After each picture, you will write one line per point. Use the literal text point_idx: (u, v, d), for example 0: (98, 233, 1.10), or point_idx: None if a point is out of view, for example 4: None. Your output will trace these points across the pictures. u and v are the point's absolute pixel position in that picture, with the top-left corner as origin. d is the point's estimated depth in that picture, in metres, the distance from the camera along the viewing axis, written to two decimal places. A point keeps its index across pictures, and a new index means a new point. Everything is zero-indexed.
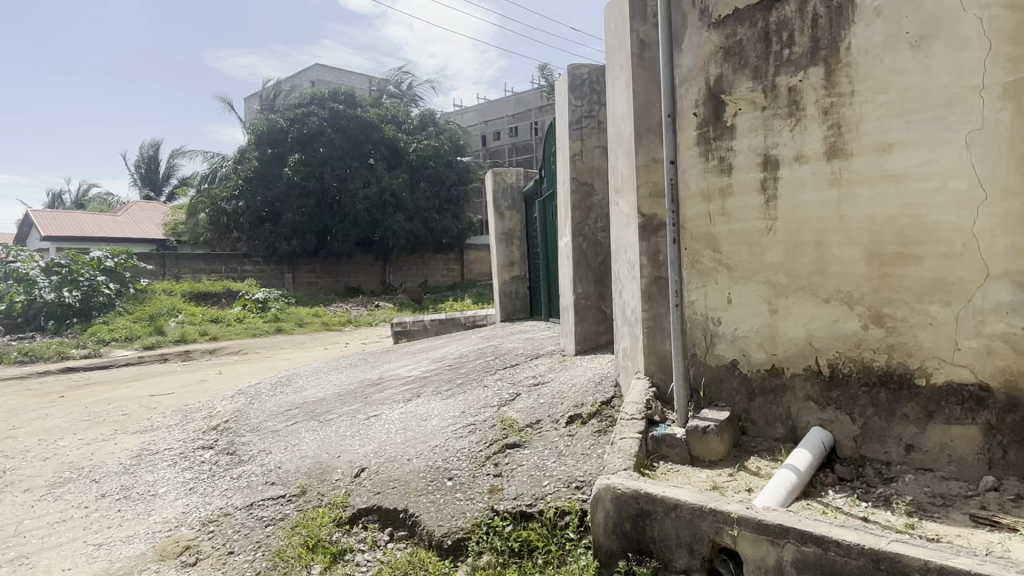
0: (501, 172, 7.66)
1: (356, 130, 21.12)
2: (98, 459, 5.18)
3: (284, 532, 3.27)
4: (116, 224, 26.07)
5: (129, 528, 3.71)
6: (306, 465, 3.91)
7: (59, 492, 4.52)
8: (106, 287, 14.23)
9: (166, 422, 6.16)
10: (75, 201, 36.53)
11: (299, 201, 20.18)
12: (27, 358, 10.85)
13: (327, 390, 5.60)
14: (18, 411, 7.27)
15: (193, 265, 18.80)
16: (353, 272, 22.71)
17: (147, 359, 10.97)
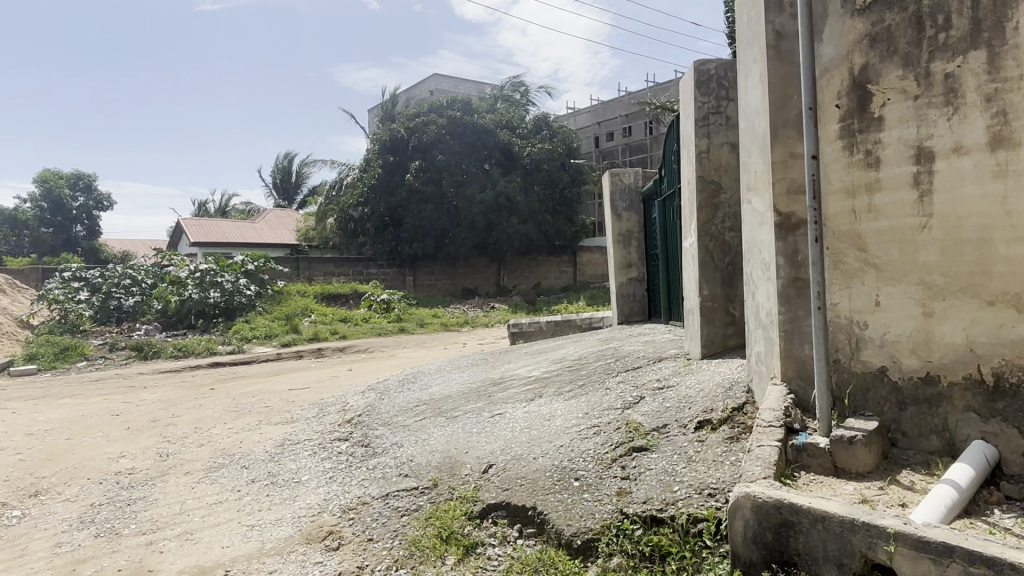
0: (619, 173, 7.56)
1: (472, 135, 21.56)
2: (247, 447, 5.61)
3: (418, 522, 3.40)
4: (255, 231, 28.13)
5: (278, 512, 4.00)
6: (437, 460, 4.04)
7: (215, 476, 4.95)
8: (247, 289, 15.40)
9: (305, 414, 6.57)
10: (220, 209, 39.81)
11: (419, 206, 20.92)
12: (182, 353, 11.93)
13: (452, 388, 5.76)
14: (177, 400, 8.01)
15: (323, 268, 19.99)
16: (469, 274, 23.28)
17: (285, 356, 11.77)
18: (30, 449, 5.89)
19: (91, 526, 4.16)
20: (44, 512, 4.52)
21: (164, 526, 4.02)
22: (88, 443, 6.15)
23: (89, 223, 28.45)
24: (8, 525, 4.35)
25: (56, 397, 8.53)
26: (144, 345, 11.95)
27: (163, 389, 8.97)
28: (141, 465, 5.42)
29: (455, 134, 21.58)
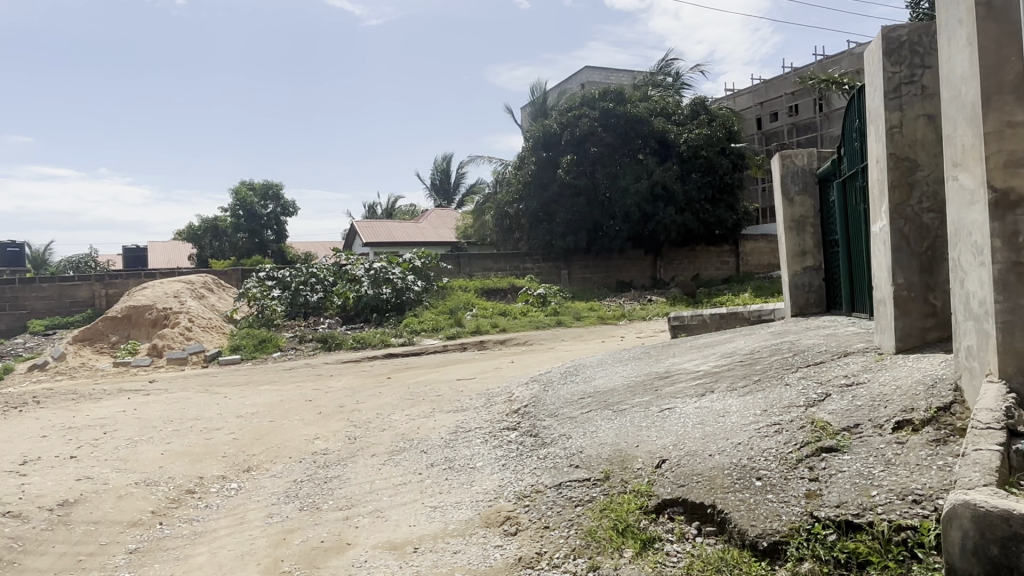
0: (791, 155, 7.13)
1: (625, 126, 21.16)
2: (423, 433, 5.95)
3: (594, 513, 3.43)
4: (419, 230, 29.75)
5: (457, 495, 4.21)
6: (607, 452, 4.04)
7: (398, 459, 5.30)
8: (415, 284, 16.32)
9: (474, 403, 6.86)
10: (387, 211, 42.49)
11: (572, 200, 20.98)
12: (360, 344, 12.90)
13: (617, 380, 5.73)
14: (359, 388, 8.68)
15: (483, 264, 20.78)
16: (625, 267, 23.04)
17: (451, 348, 12.35)
18: (241, 429, 6.65)
19: (296, 501, 4.62)
20: (256, 486, 5.09)
21: (356, 503, 4.38)
22: (288, 425, 6.85)
23: (278, 228, 31.52)
24: (228, 495, 4.95)
25: (258, 384, 9.56)
26: (328, 338, 13.07)
27: (347, 377, 9.76)
28: (333, 447, 5.94)
29: (607, 126, 21.27)
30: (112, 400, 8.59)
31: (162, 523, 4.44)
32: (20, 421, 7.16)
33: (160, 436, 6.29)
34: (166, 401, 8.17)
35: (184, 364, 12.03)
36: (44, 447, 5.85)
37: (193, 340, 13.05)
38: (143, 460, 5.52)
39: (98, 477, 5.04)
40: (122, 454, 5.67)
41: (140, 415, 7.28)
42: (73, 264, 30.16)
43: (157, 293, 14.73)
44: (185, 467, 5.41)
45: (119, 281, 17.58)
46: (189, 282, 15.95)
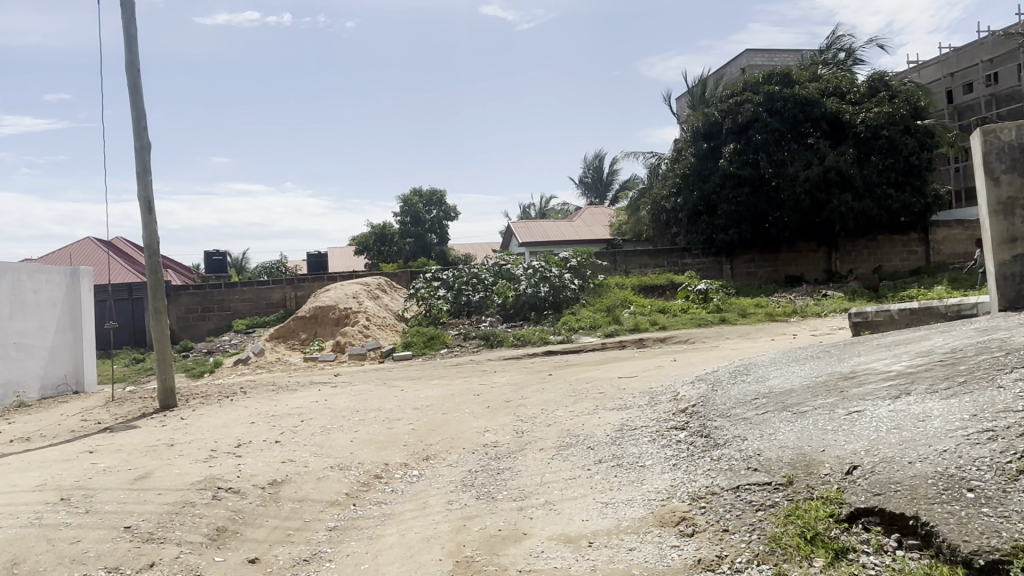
0: (994, 129, 6.35)
1: (794, 109, 19.82)
2: (589, 429, 6.00)
3: (777, 518, 3.28)
4: (574, 228, 29.91)
5: (628, 493, 4.20)
6: (789, 456, 3.83)
7: (566, 454, 5.39)
8: (571, 282, 16.47)
9: (637, 401, 6.80)
10: (541, 211, 43.19)
11: (735, 191, 20.05)
12: (520, 342, 13.23)
13: (794, 381, 5.41)
14: (523, 384, 8.93)
15: (640, 260, 20.52)
16: (795, 260, 21.71)
17: (610, 345, 12.32)
18: (418, 420, 7.10)
19: (472, 489, 4.86)
20: (435, 474, 5.42)
21: (529, 495, 4.52)
22: (459, 417, 7.21)
23: (441, 232, 33.10)
24: (410, 481, 5.31)
25: (429, 379, 10.14)
26: (490, 335, 13.54)
27: (510, 374, 10.06)
28: (503, 440, 6.16)
29: (773, 110, 20.07)
30: (305, 391, 9.50)
31: (355, 505, 4.86)
32: (233, 409, 8.13)
33: (348, 425, 6.88)
34: (350, 393, 8.90)
35: (363, 360, 13.06)
36: (254, 432, 6.61)
37: (370, 338, 14.13)
38: (335, 446, 6.06)
39: (299, 460, 5.60)
40: (317, 440, 6.27)
41: (330, 405, 7.99)
42: (266, 269, 33.67)
43: (338, 294, 16.06)
44: (371, 454, 5.87)
45: (306, 284, 19.39)
46: (365, 284, 17.23)
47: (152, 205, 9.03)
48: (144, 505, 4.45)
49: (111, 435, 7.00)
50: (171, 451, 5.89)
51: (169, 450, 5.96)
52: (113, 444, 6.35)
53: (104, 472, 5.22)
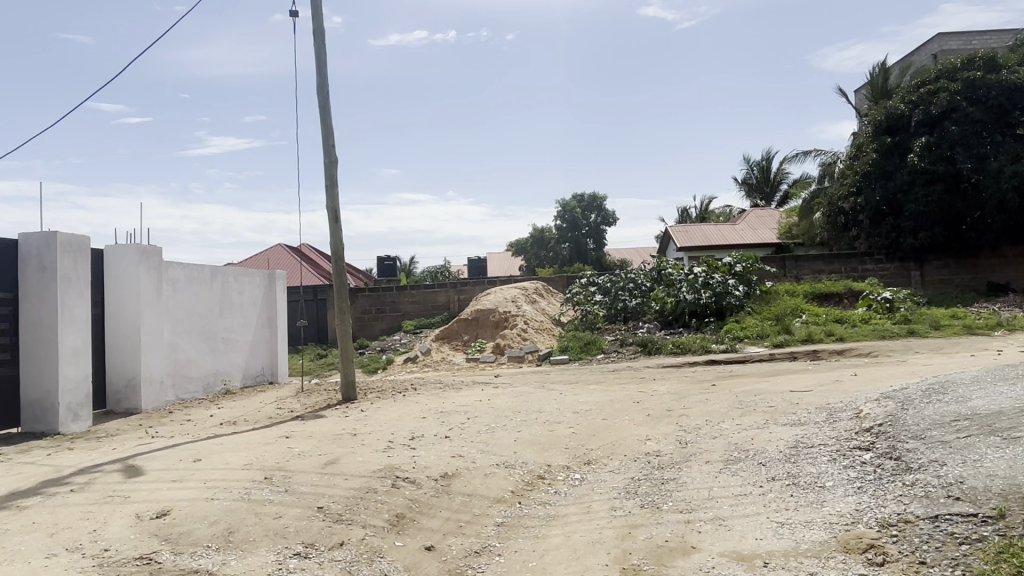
0: None
1: (998, 97, 17.64)
2: (760, 445, 5.72)
3: (987, 556, 2.97)
4: (737, 231, 28.56)
5: (807, 514, 3.96)
6: (1001, 486, 3.42)
7: (735, 468, 5.18)
8: (736, 289, 15.78)
9: (813, 418, 6.37)
10: (702, 214, 41.74)
11: (925, 190, 18.17)
12: (680, 350, 12.89)
13: (1003, 403, 4.81)
14: (684, 394, 8.69)
15: (813, 265, 19.20)
16: (998, 266, 19.35)
17: (779, 357, 11.65)
18: (579, 424, 7.15)
19: (636, 497, 4.81)
20: (598, 479, 5.43)
21: (697, 508, 4.40)
22: (620, 424, 7.17)
23: (597, 237, 33.02)
24: (574, 485, 5.37)
25: (587, 384, 10.17)
26: (648, 341, 13.31)
27: (671, 383, 9.80)
28: (666, 449, 6.04)
29: (972, 100, 17.98)
30: (469, 390, 9.90)
31: (521, 503, 5.00)
32: (405, 404, 8.66)
33: (511, 424, 7.08)
34: (512, 395, 9.14)
35: (522, 362, 13.39)
36: (425, 426, 7.01)
37: (528, 341, 14.48)
38: (500, 444, 6.27)
39: (467, 456, 5.86)
40: (483, 437, 6.51)
41: (493, 405, 8.26)
42: (431, 274, 35.51)
43: (497, 297, 16.59)
44: (534, 455, 6.00)
45: (468, 287, 20.24)
46: (524, 288, 17.62)
47: (338, 215, 9.87)
48: (332, 489, 4.88)
49: (302, 423, 7.73)
50: (353, 440, 6.40)
51: (352, 439, 6.48)
52: (305, 431, 7.02)
53: (299, 456, 5.77)
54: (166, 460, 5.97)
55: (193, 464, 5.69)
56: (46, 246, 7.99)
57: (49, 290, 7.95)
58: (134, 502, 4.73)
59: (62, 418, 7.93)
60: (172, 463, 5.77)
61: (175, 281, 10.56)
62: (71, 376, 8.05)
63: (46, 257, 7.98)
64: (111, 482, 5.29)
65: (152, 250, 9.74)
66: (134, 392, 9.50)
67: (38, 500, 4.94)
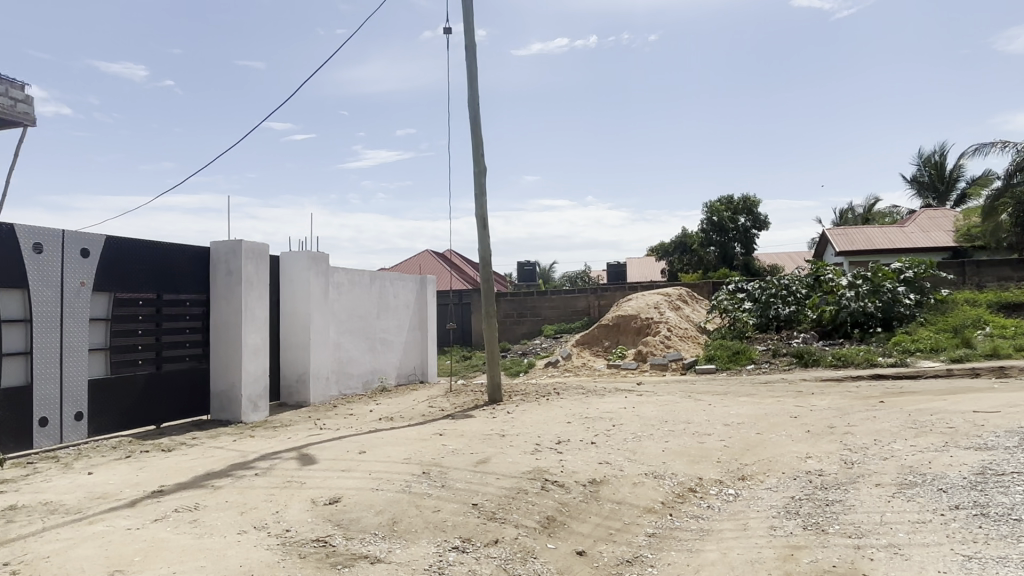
0: None
1: None
2: (939, 469, 5.22)
3: None
4: (905, 233, 26.20)
5: (1001, 549, 3.58)
6: None
7: (910, 493, 4.76)
8: (907, 299, 14.51)
9: (1004, 442, 5.72)
10: (865, 215, 38.64)
11: None
12: (841, 362, 12.04)
13: None
14: (847, 410, 8.10)
15: (998, 272, 17.25)
16: None
17: (957, 373, 10.56)
18: (731, 437, 6.89)
19: (798, 518, 4.56)
20: (754, 496, 5.20)
21: (868, 534, 4.10)
22: (776, 439, 6.82)
23: (745, 241, 31.65)
24: (728, 500, 5.18)
25: (737, 395, 9.76)
26: (804, 352, 12.55)
27: (832, 397, 9.18)
28: (829, 469, 5.67)
29: None
30: (614, 397, 9.83)
31: (672, 515, 4.90)
32: (550, 408, 8.76)
33: (659, 434, 6.96)
34: (658, 403, 8.97)
35: (665, 370, 13.10)
36: (572, 431, 7.06)
37: (672, 348, 14.14)
38: (648, 453, 6.18)
39: (615, 463, 5.83)
40: (630, 446, 6.45)
41: (639, 413, 8.16)
42: (571, 279, 35.69)
43: (639, 303, 16.33)
44: (685, 466, 5.86)
45: (609, 293, 20.10)
46: (668, 294, 17.22)
47: (486, 222, 10.19)
48: (486, 487, 5.05)
49: (453, 421, 8.05)
50: (502, 441, 6.59)
51: (501, 440, 6.66)
52: (457, 430, 7.30)
53: (453, 453, 6.03)
54: (334, 450, 6.47)
55: (359, 456, 6.11)
56: (232, 253, 8.91)
57: (234, 293, 8.87)
58: (309, 488, 5.16)
59: (243, 408, 8.81)
60: (340, 454, 6.24)
61: (340, 285, 11.40)
62: (252, 370, 8.94)
63: (232, 263, 8.91)
64: (289, 468, 5.81)
65: (321, 256, 10.57)
66: (303, 386, 10.36)
67: (229, 481, 5.52)
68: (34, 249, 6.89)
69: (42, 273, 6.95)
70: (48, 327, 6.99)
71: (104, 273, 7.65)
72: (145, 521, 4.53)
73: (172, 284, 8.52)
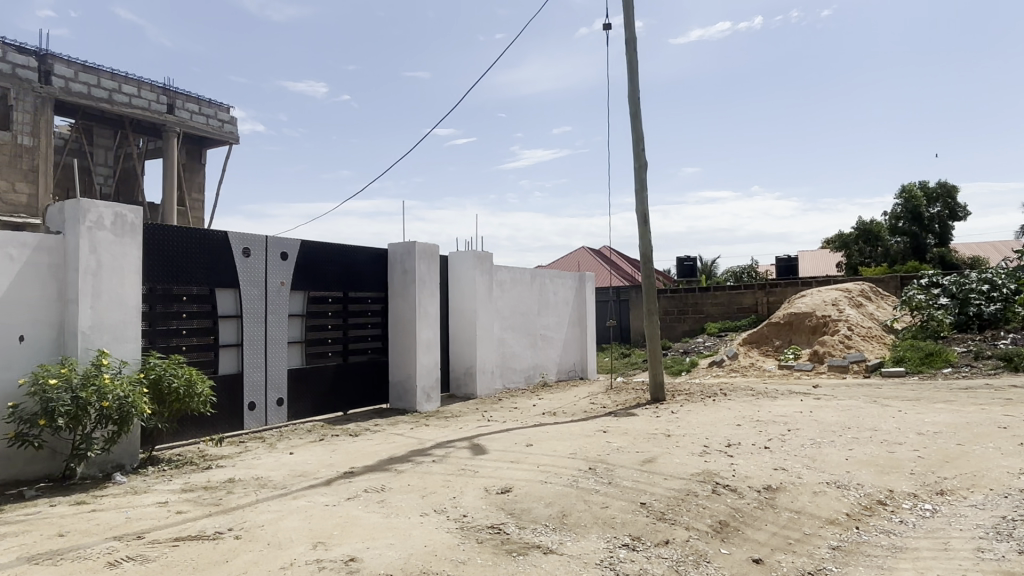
0: None
1: None
2: None
3: None
4: None
5: None
6: None
7: None
8: None
9: None
10: None
11: None
12: None
13: None
14: None
15: None
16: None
17: None
18: (927, 447, 6.28)
19: (1011, 541, 4.08)
20: (955, 513, 4.72)
21: None
22: (981, 452, 6.12)
23: (941, 232, 28.78)
24: (925, 516, 4.74)
25: (932, 402, 8.83)
26: (1014, 355, 11.10)
27: None
28: None
29: None
30: (788, 400, 9.31)
31: (859, 528, 4.58)
32: (718, 410, 8.48)
33: (840, 441, 6.50)
34: (838, 408, 8.37)
35: (845, 373, 12.16)
36: (742, 434, 6.79)
37: (853, 349, 13.09)
38: (829, 461, 5.80)
39: (792, 470, 5.53)
40: (808, 452, 6.09)
41: (817, 418, 7.67)
42: (735, 275, 34.19)
43: (815, 300, 15.30)
44: (872, 477, 5.43)
45: (779, 289, 19.00)
46: (847, 290, 15.97)
47: (648, 217, 10.06)
48: (654, 487, 5.01)
49: (617, 419, 8.03)
50: (668, 441, 6.49)
51: (668, 440, 6.56)
52: (622, 427, 7.28)
53: (619, 451, 6.04)
54: (504, 442, 6.72)
55: (527, 449, 6.31)
56: (407, 254, 9.54)
57: (409, 291, 9.49)
58: (482, 477, 5.42)
59: (418, 398, 9.40)
60: (509, 446, 6.48)
61: (503, 283, 11.78)
62: (425, 363, 9.52)
63: (407, 263, 9.54)
64: (462, 457, 6.13)
65: (486, 255, 11.00)
66: (471, 379, 10.85)
67: (409, 467, 5.93)
68: (243, 253, 7.81)
69: (250, 274, 7.86)
70: (254, 322, 7.88)
71: (298, 274, 8.50)
72: (340, 499, 5.01)
73: (356, 284, 9.29)
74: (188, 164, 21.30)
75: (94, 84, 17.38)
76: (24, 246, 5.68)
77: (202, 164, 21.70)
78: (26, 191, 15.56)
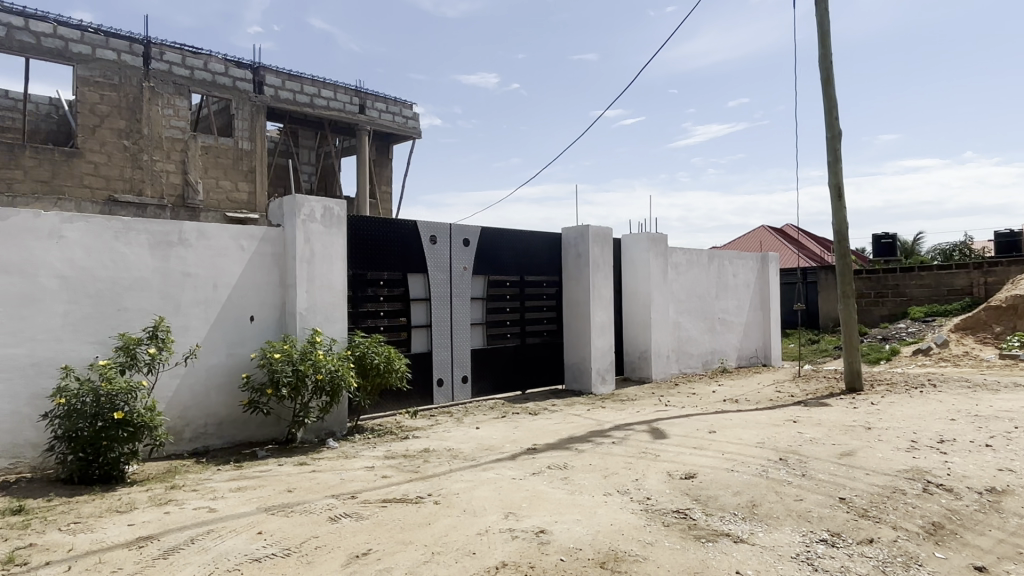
0: None
1: None
2: None
3: None
4: None
5: None
6: None
7: None
8: None
9: None
10: None
11: None
12: None
13: None
14: None
15: None
16: None
17: None
18: None
19: None
20: None
21: None
22: None
23: None
24: None
25: None
26: None
27: None
28: None
29: None
30: (1013, 394, 8.22)
31: None
32: (926, 402, 7.69)
33: None
34: None
35: None
36: (958, 430, 6.12)
37: None
38: None
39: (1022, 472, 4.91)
40: None
41: None
42: (944, 252, 30.53)
43: None
44: None
45: (1000, 268, 16.72)
46: None
47: (841, 192, 9.31)
48: (855, 482, 4.69)
49: (806, 409, 7.58)
50: (867, 434, 6.02)
51: (867, 433, 6.08)
52: (813, 418, 6.87)
53: (812, 442, 5.71)
54: (685, 427, 6.62)
55: (710, 435, 6.16)
56: (581, 237, 9.64)
57: (584, 275, 9.59)
58: (664, 461, 5.40)
59: (593, 380, 9.51)
60: (690, 431, 6.37)
61: (678, 265, 11.52)
62: (600, 346, 9.60)
63: (581, 247, 9.65)
64: (643, 440, 6.14)
65: (660, 237, 10.81)
66: (645, 363, 10.75)
67: (590, 447, 6.05)
68: (430, 240, 8.34)
69: (437, 260, 8.39)
70: (442, 305, 8.42)
71: (480, 259, 8.93)
72: (526, 474, 5.25)
73: (533, 268, 9.58)
74: (378, 159, 23.04)
75: (298, 91, 19.25)
76: (252, 237, 6.52)
77: (389, 158, 23.34)
78: (246, 190, 17.69)
